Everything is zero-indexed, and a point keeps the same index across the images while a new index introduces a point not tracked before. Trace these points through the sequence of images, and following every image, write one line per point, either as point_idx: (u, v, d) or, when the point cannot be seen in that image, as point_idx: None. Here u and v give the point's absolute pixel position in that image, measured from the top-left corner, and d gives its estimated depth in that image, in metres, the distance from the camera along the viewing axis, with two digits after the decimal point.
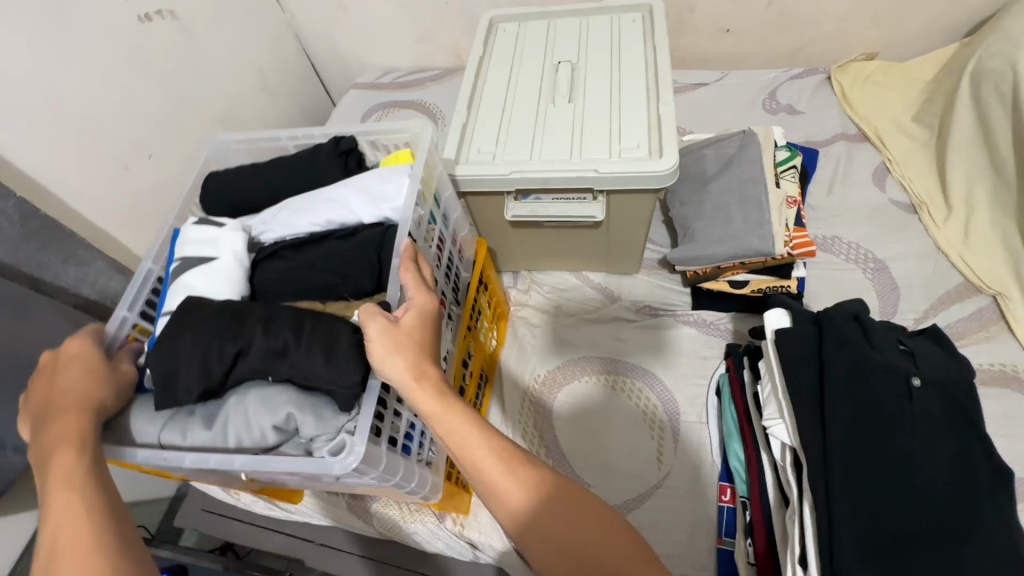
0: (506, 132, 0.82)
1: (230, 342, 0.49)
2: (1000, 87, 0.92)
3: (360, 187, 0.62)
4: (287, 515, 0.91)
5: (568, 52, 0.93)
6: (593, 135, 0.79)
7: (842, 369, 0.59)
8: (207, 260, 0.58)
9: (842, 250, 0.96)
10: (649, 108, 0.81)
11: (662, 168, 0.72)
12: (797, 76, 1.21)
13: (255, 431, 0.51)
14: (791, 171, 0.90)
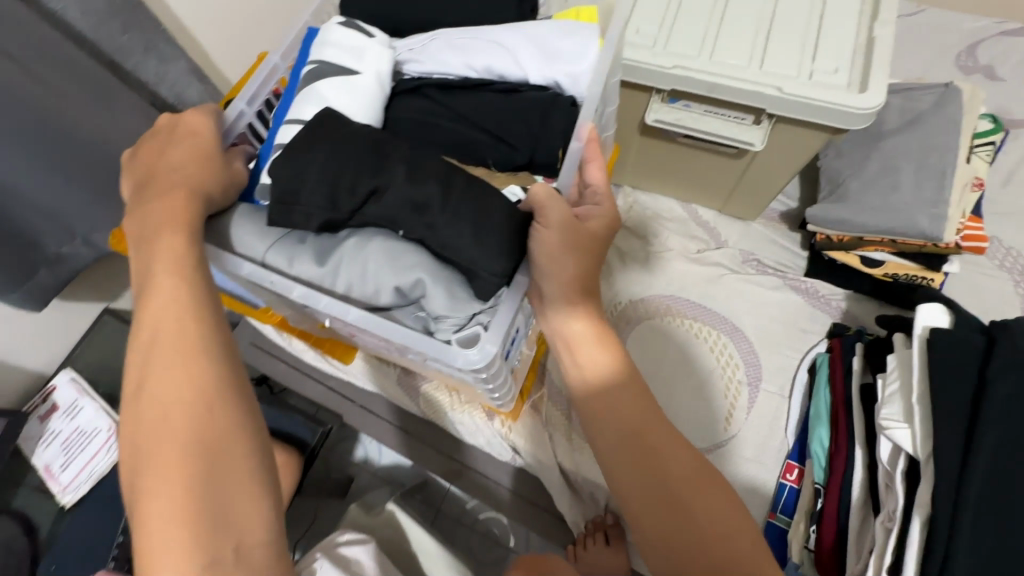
0: (675, 15, 0.67)
1: (369, 177, 0.42)
2: None
3: (532, 39, 0.51)
4: (333, 371, 0.89)
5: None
6: (783, 42, 0.64)
7: (1008, 392, 0.50)
8: (348, 72, 0.49)
9: (996, 254, 0.83)
10: (860, 24, 0.64)
11: (861, 105, 0.59)
12: (1009, 33, 0.99)
13: (374, 287, 0.44)
14: (987, 148, 0.74)
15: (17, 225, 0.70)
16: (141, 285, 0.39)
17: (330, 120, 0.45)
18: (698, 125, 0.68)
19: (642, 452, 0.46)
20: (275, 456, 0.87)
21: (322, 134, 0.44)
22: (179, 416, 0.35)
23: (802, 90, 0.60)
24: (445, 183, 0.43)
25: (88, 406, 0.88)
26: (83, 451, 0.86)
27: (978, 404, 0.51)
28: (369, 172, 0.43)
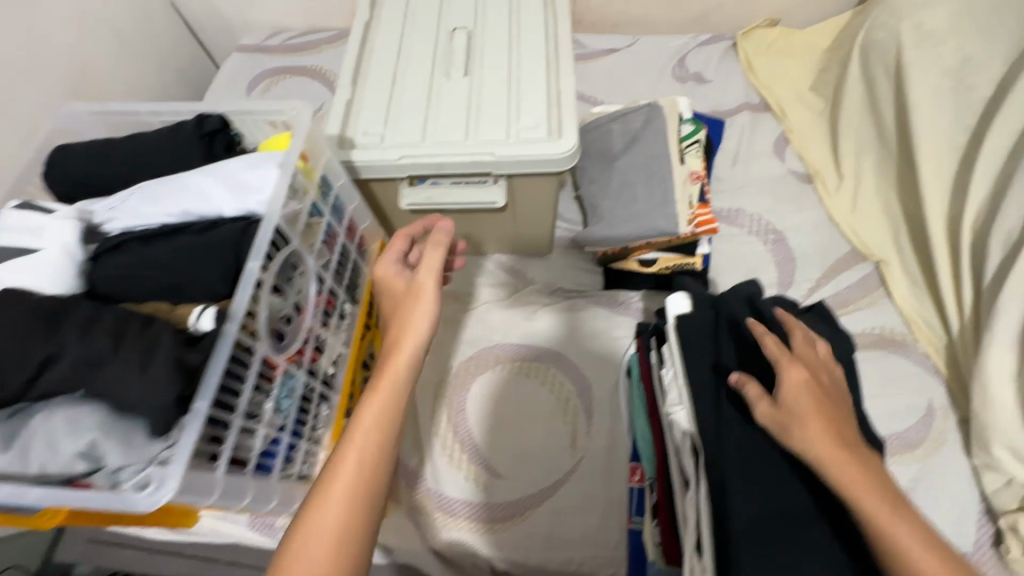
0: (396, 111, 0.75)
1: (36, 345, 0.38)
2: (888, 65, 0.92)
3: (220, 177, 0.49)
4: (183, 538, 0.82)
5: (465, 17, 0.85)
6: (491, 111, 0.73)
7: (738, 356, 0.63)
8: (26, 252, 0.45)
9: (744, 223, 0.98)
10: (549, 82, 0.75)
11: (560, 151, 0.68)
12: (706, 42, 1.21)
13: (52, 458, 0.38)
14: (694, 145, 0.89)
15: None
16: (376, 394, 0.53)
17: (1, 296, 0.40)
18: (448, 198, 0.74)
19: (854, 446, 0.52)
20: None
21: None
22: (338, 498, 0.48)
23: (512, 150, 0.69)
24: (119, 334, 0.39)
25: None
26: None
27: (719, 373, 0.62)
28: (39, 338, 0.38)
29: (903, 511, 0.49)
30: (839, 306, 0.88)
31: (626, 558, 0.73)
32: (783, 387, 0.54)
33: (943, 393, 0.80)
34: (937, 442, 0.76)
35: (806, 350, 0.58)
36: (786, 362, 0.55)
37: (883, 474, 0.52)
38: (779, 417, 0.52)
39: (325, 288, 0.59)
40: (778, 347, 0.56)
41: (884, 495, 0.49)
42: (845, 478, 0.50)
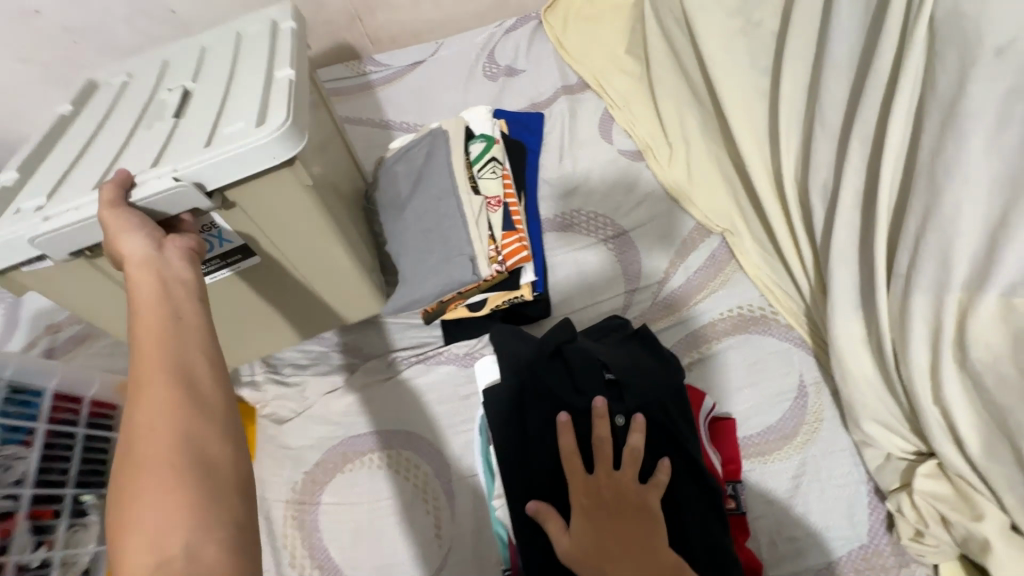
0: (70, 179, 0.57)
1: None
2: (676, 15, 0.85)
3: None
4: None
5: (181, 73, 0.66)
6: (190, 136, 0.55)
7: (546, 438, 0.52)
8: None
9: (581, 224, 0.88)
10: (262, 90, 0.57)
11: (264, 138, 0.51)
12: (512, 28, 1.10)
13: None
14: (489, 165, 0.79)
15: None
16: (144, 339, 0.38)
17: None
18: None
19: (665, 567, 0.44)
20: None
21: None
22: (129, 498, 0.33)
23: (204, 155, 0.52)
24: None
25: None
26: None
27: (530, 462, 0.53)
28: None
29: None
30: (693, 294, 0.80)
31: None
32: (575, 521, 0.47)
33: (813, 365, 0.72)
34: (814, 424, 0.69)
35: (599, 463, 0.49)
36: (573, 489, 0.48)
37: None
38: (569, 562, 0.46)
39: (21, 504, 0.52)
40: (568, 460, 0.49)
41: None
42: None
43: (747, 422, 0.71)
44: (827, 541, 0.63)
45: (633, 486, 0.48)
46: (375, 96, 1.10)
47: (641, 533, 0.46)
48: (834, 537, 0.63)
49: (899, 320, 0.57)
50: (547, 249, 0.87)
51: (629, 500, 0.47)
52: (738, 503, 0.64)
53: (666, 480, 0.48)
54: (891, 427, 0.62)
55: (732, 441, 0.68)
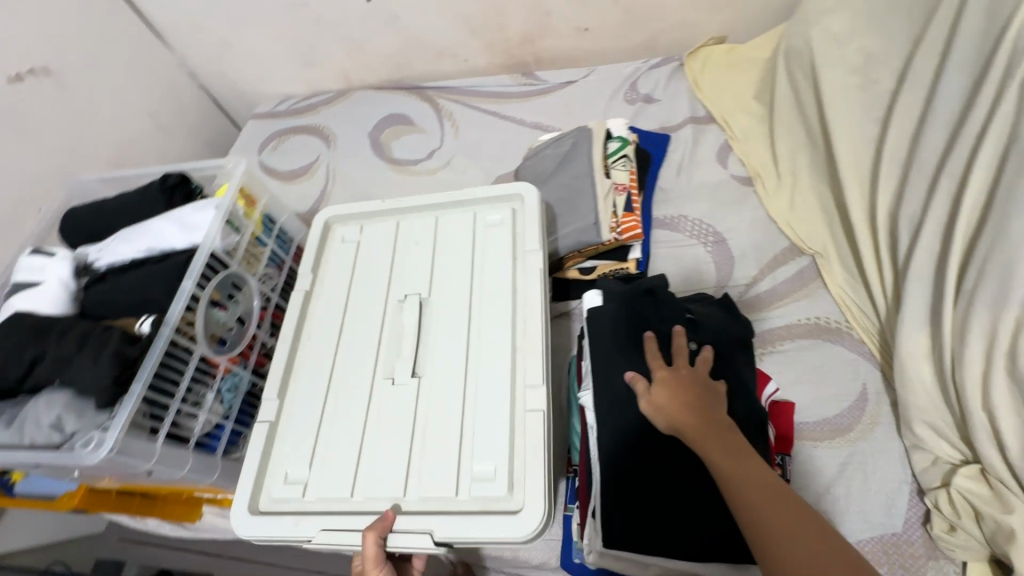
0: (325, 446, 0.64)
1: (29, 350, 0.54)
2: (803, 64, 0.99)
3: (173, 220, 0.64)
4: (195, 534, 0.98)
5: (416, 279, 0.72)
6: (438, 443, 0.61)
7: (634, 341, 0.66)
8: (34, 285, 0.60)
9: (685, 228, 1.03)
10: (511, 415, 0.61)
11: (519, 530, 0.54)
12: (656, 65, 1.30)
13: (32, 429, 0.50)
14: (621, 160, 0.97)
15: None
16: None
17: (15, 320, 0.56)
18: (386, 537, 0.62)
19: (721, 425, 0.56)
20: None
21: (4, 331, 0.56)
22: None
23: (450, 521, 0.56)
24: (84, 339, 0.53)
25: None
26: None
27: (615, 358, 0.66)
28: (30, 342, 0.54)
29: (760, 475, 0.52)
30: (775, 299, 0.91)
31: (560, 547, 0.76)
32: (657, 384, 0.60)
33: (877, 377, 0.81)
34: (869, 424, 0.77)
35: (678, 355, 0.62)
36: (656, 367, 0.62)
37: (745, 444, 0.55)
38: (646, 407, 0.59)
39: (270, 304, 0.71)
40: (653, 353, 0.63)
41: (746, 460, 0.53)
42: (691, 435, 0.55)
43: (805, 411, 0.80)
44: (860, 522, 0.71)
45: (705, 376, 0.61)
46: (530, 103, 1.33)
47: (706, 400, 0.58)
48: (868, 520, 0.71)
49: (959, 332, 0.66)
50: (652, 242, 1.02)
51: (702, 379, 0.60)
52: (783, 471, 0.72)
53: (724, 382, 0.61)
54: (941, 432, 0.70)
55: (788, 422, 0.76)
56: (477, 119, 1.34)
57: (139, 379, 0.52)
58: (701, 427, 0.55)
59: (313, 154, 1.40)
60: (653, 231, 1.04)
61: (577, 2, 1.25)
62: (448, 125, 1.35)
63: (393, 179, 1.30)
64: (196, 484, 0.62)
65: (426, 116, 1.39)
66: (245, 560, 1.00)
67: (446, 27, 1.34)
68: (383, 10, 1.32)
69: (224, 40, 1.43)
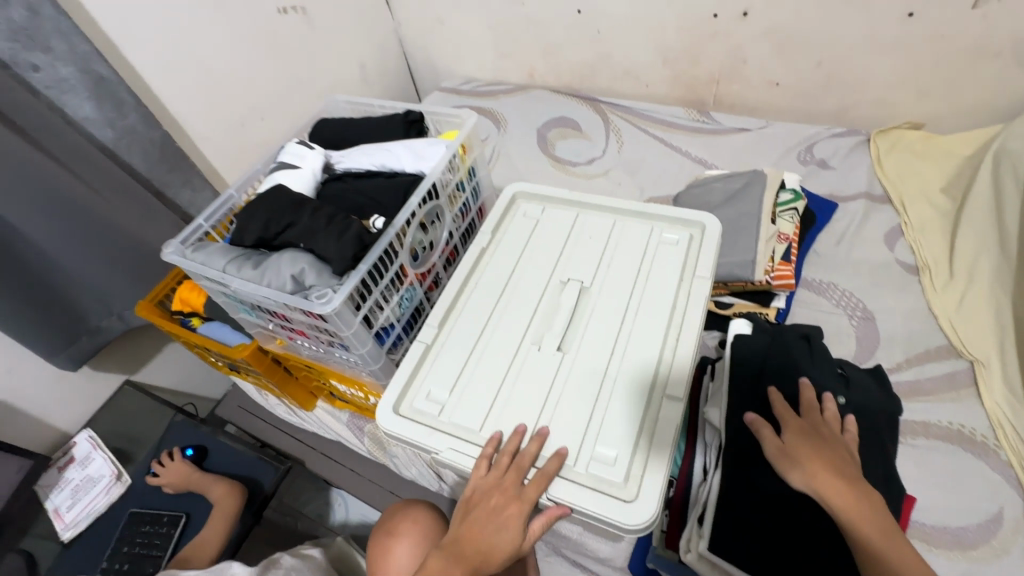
0: (465, 381, 0.67)
1: (288, 214, 0.66)
2: (1017, 168, 0.95)
3: (409, 147, 0.75)
4: (301, 422, 1.10)
5: (581, 267, 0.76)
6: (569, 415, 0.62)
7: (761, 386, 0.68)
8: (293, 167, 0.74)
9: (833, 296, 1.01)
10: (645, 413, 0.62)
11: (629, 518, 0.55)
12: (839, 134, 1.28)
13: (280, 274, 0.61)
14: (789, 212, 0.98)
15: (68, 299, 1.02)
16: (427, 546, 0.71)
17: (280, 189, 0.69)
18: None
19: (862, 488, 0.55)
20: (221, 489, 1.00)
21: (270, 194, 0.68)
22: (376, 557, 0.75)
23: (562, 487, 0.58)
24: (331, 218, 0.64)
25: (100, 458, 1.09)
26: (89, 494, 1.06)
27: (757, 389, 0.68)
28: (289, 208, 0.66)
29: (896, 542, 0.53)
30: (915, 393, 0.87)
31: (630, 549, 0.78)
32: (791, 434, 0.60)
33: (1019, 505, 0.75)
34: (997, 550, 0.72)
35: (808, 410, 0.63)
36: (790, 419, 0.61)
37: (884, 510, 0.55)
38: (778, 463, 0.59)
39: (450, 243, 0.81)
40: (784, 406, 0.63)
41: (885, 527, 0.53)
42: (833, 495, 0.55)
43: (924, 512, 0.76)
44: None
45: (836, 433, 0.61)
46: (699, 139, 1.37)
47: (844, 462, 0.58)
48: None
49: None
50: (794, 300, 1.01)
51: (835, 438, 0.60)
52: None
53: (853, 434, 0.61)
54: None
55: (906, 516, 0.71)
56: (643, 141, 1.40)
57: (366, 261, 0.62)
58: (850, 502, 0.54)
59: (484, 134, 1.53)
60: (798, 289, 1.03)
61: (778, 56, 1.27)
62: (614, 139, 1.42)
63: (550, 174, 1.39)
64: (358, 367, 0.71)
65: (594, 126, 1.47)
66: (333, 460, 1.12)
67: (641, 51, 1.42)
68: (589, 23, 1.42)
69: (440, 19, 1.61)
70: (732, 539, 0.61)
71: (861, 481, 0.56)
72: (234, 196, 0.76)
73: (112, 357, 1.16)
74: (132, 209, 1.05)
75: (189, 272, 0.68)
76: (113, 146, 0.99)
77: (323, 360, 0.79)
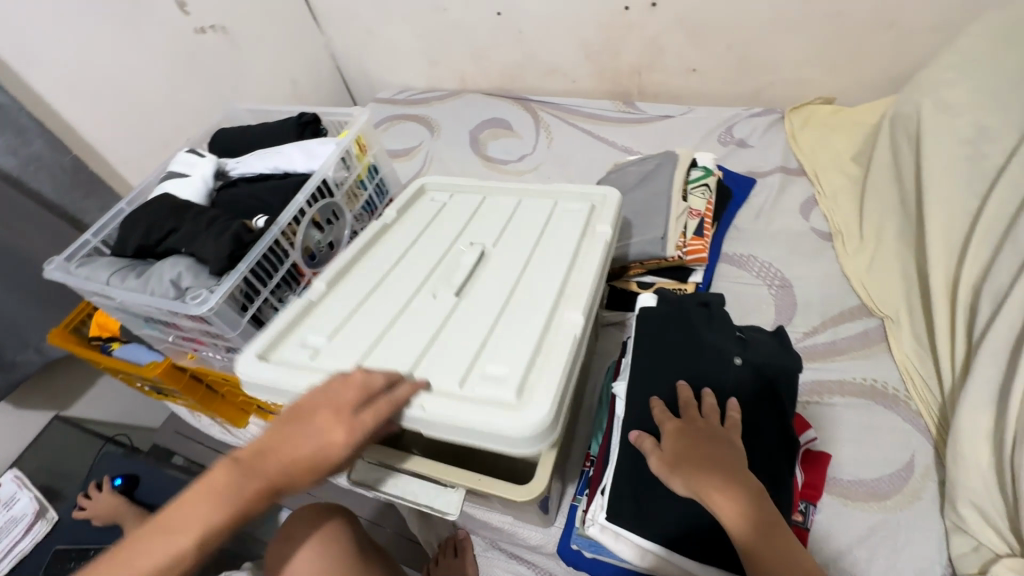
0: (350, 329, 0.66)
1: (169, 220, 0.65)
2: (909, 132, 0.99)
3: (301, 147, 0.74)
4: (236, 442, 1.07)
5: (484, 231, 0.77)
6: (458, 347, 0.62)
7: (660, 356, 0.69)
8: (182, 175, 0.73)
9: (753, 268, 1.02)
10: (538, 336, 0.61)
11: (517, 426, 0.53)
12: (756, 114, 1.31)
13: (159, 280, 0.60)
14: (701, 187, 1.01)
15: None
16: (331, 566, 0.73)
17: (164, 197, 0.68)
18: (395, 484, 0.64)
19: (746, 495, 0.54)
20: (138, 523, 0.98)
21: (154, 203, 0.68)
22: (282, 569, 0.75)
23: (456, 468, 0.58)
24: (213, 221, 0.64)
25: (25, 497, 1.06)
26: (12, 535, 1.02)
27: (658, 359, 0.69)
28: (172, 215, 0.65)
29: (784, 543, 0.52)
30: (831, 354, 0.89)
31: (560, 533, 0.77)
32: (672, 441, 0.59)
33: (929, 452, 0.77)
34: (911, 497, 0.73)
35: (687, 410, 0.62)
36: (669, 425, 0.60)
37: (771, 508, 0.54)
38: (663, 472, 0.58)
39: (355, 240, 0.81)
40: (663, 413, 0.62)
41: (771, 530, 0.52)
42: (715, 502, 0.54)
43: (841, 467, 0.77)
44: None
45: (717, 426, 0.60)
46: (625, 129, 1.39)
47: (727, 464, 0.56)
48: None
49: None
50: (716, 275, 1.03)
51: (717, 434, 0.59)
52: (805, 519, 0.71)
53: (735, 419, 0.61)
54: (991, 519, 0.66)
55: (820, 472, 0.75)
56: (572, 134, 1.42)
57: (247, 261, 0.61)
58: (733, 504, 0.53)
59: (417, 140, 1.53)
60: (720, 264, 1.04)
61: (692, 44, 1.31)
62: (544, 135, 1.44)
63: (482, 173, 1.39)
64: None
65: (525, 123, 1.48)
66: (273, 476, 1.10)
67: (564, 49, 1.44)
68: (511, 25, 1.44)
69: (368, 31, 1.62)
70: (628, 510, 0.61)
71: (746, 483, 0.55)
72: (126, 209, 0.75)
73: (35, 392, 1.13)
74: (44, 237, 1.03)
75: (74, 288, 0.66)
76: (18, 173, 0.98)
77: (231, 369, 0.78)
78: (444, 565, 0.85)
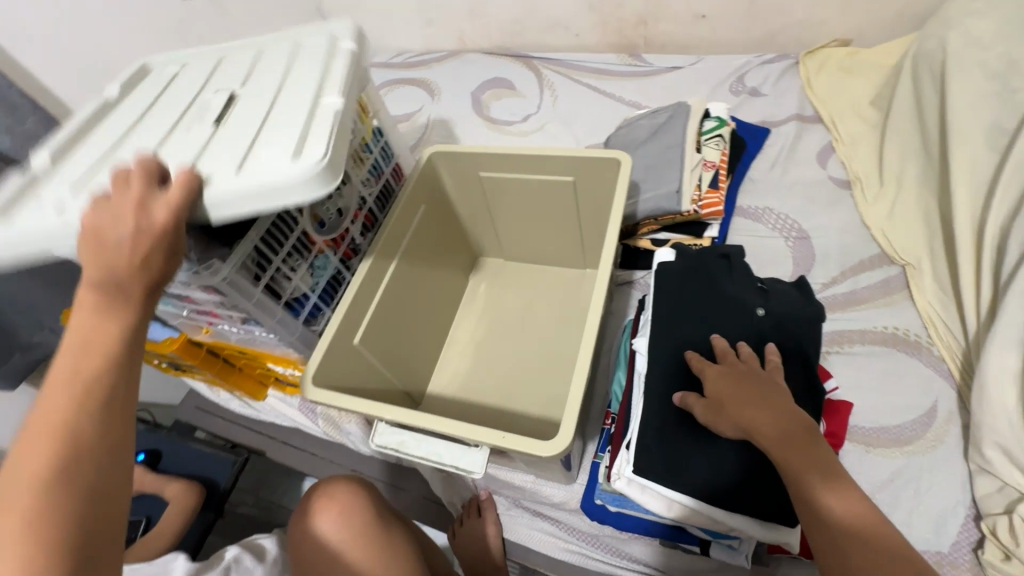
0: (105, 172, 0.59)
1: None
2: (933, 70, 0.94)
3: None
4: (257, 415, 1.09)
5: (250, 75, 0.68)
6: (222, 151, 0.57)
7: (681, 313, 0.69)
8: None
9: (769, 220, 1.00)
10: (303, 125, 0.57)
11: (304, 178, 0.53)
12: (769, 61, 1.26)
13: None
14: (714, 139, 0.97)
15: None
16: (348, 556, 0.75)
17: None
18: (421, 447, 0.64)
19: (800, 436, 0.54)
20: (176, 488, 1.04)
21: None
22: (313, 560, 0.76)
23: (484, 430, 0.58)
24: None
25: None
26: None
27: (678, 315, 0.68)
28: None
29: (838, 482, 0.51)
30: (851, 304, 0.87)
31: (582, 490, 0.77)
32: (717, 389, 0.59)
33: (952, 397, 0.76)
34: (933, 441, 0.73)
35: (727, 359, 0.62)
36: (710, 372, 0.60)
37: (823, 448, 0.54)
38: (710, 418, 0.58)
39: (364, 207, 0.79)
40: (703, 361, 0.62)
41: (825, 468, 0.52)
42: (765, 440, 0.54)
43: (861, 415, 0.77)
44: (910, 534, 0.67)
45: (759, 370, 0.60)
46: (632, 83, 1.34)
47: (774, 405, 0.56)
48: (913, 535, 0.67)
49: None
50: (731, 229, 1.00)
51: (760, 378, 0.59)
52: None
53: (777, 362, 0.61)
54: (1014, 459, 0.66)
55: (841, 421, 0.73)
56: (578, 91, 1.37)
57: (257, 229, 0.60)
58: (786, 435, 0.54)
59: (416, 105, 1.48)
60: (734, 217, 1.02)
61: None
62: (548, 92, 1.39)
63: (485, 136, 1.36)
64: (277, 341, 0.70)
65: (528, 82, 1.43)
66: (294, 447, 1.11)
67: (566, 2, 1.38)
68: None
69: None
70: (655, 467, 0.61)
71: (797, 422, 0.55)
72: None
73: None
74: None
75: None
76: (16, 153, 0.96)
77: (246, 341, 0.77)
78: (470, 527, 0.88)
